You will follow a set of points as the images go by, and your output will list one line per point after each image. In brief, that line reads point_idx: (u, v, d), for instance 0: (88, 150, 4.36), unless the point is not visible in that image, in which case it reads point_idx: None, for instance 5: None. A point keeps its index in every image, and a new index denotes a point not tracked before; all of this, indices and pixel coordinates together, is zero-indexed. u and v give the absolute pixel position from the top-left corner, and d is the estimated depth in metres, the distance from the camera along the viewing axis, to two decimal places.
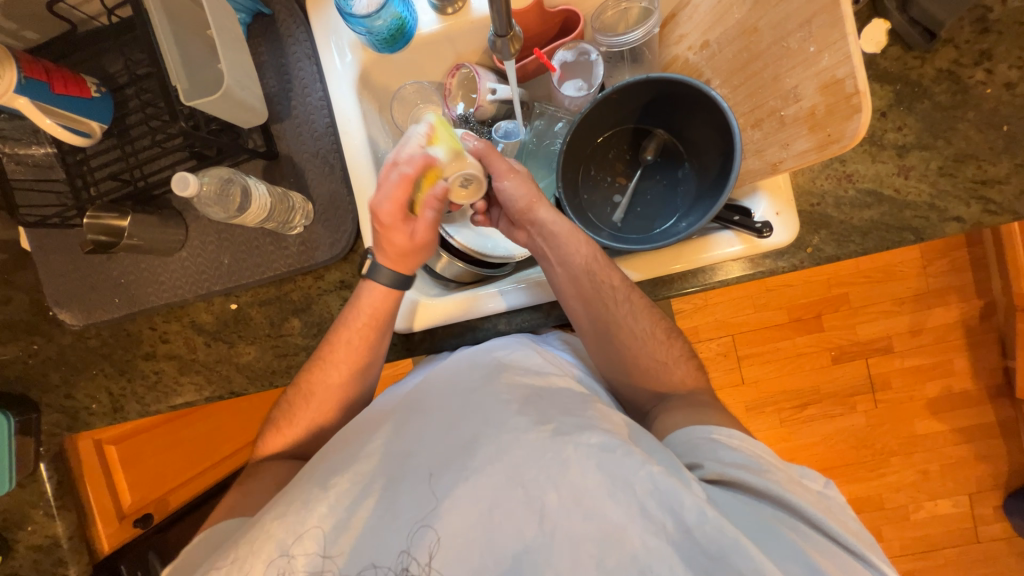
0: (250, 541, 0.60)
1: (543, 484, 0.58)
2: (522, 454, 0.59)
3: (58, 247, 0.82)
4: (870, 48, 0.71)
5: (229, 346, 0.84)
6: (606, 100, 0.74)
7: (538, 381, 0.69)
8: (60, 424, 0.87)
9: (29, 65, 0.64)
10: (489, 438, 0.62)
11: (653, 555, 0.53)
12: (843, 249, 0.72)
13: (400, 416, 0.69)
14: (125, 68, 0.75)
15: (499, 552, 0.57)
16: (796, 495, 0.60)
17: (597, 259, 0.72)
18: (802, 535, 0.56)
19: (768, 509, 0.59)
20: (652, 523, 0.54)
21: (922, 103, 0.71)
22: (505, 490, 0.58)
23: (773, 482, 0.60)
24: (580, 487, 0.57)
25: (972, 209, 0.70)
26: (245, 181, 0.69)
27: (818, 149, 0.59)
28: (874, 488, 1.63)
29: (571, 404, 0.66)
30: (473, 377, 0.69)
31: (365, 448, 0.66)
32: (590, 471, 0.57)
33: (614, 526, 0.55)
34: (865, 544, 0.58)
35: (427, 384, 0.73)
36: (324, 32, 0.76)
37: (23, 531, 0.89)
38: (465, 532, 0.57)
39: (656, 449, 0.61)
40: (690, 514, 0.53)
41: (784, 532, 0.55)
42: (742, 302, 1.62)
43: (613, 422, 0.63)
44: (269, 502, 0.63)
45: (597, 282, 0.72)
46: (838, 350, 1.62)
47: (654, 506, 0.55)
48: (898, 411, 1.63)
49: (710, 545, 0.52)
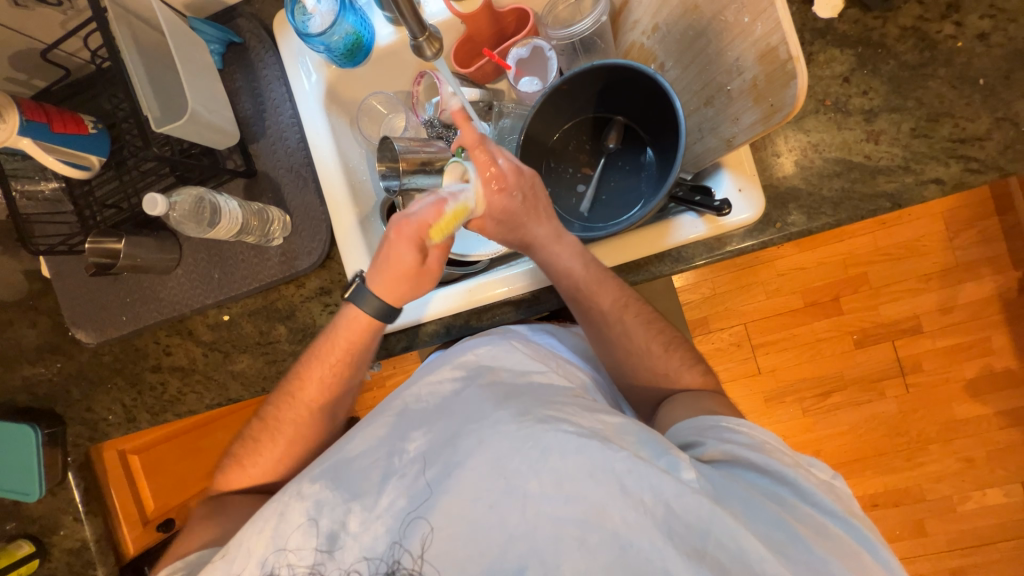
0: (240, 548, 0.61)
1: (525, 473, 0.56)
2: (502, 445, 0.58)
3: (71, 272, 0.90)
4: (826, 13, 0.69)
5: (225, 355, 0.89)
6: (558, 92, 0.75)
7: (518, 377, 0.67)
8: (82, 435, 0.94)
9: (30, 109, 0.71)
10: (470, 430, 0.61)
11: (634, 531, 0.52)
12: (815, 221, 0.70)
13: (384, 413, 0.68)
14: (117, 104, 0.82)
15: (484, 541, 0.55)
16: (797, 474, 0.57)
17: (599, 288, 0.71)
18: (790, 509, 0.55)
19: (760, 482, 0.57)
20: (631, 499, 0.53)
21: (887, 64, 0.68)
22: (487, 482, 0.57)
23: (777, 461, 0.58)
24: (561, 472, 0.55)
25: (951, 169, 0.66)
26: (216, 199, 0.74)
27: (764, 119, 0.58)
28: (912, 478, 1.53)
29: (552, 396, 0.64)
30: (455, 378, 0.69)
31: (347, 448, 0.65)
32: (570, 453, 0.56)
33: (595, 506, 0.54)
34: (864, 520, 0.56)
35: (406, 387, 0.71)
36: (290, 55, 0.81)
37: (57, 536, 0.97)
38: (454, 522, 0.56)
39: (637, 430, 0.60)
40: (669, 489, 0.53)
41: (770, 506, 0.54)
42: (751, 288, 1.56)
43: (594, 413, 0.61)
44: (249, 518, 0.62)
45: (590, 308, 0.72)
46: (860, 333, 1.54)
47: (634, 483, 0.54)
48: (931, 395, 1.52)
49: (690, 518, 0.52)
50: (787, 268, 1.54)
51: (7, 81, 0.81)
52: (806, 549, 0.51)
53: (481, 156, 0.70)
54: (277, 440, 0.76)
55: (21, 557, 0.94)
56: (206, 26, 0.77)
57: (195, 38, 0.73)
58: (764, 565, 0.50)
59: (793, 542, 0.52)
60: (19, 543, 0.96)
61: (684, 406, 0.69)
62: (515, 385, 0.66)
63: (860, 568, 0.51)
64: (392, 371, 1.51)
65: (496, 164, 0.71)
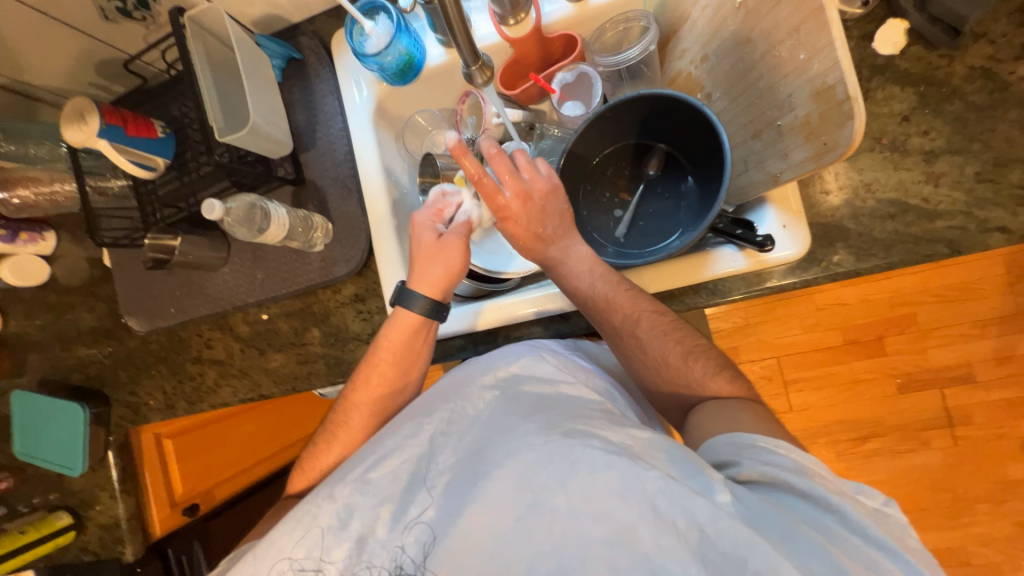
0: (267, 556, 0.60)
1: (552, 488, 0.55)
2: (531, 458, 0.57)
3: (130, 262, 0.96)
4: (887, 49, 0.67)
5: (261, 353, 0.92)
6: (601, 118, 0.75)
7: (545, 388, 0.67)
8: (125, 417, 1.01)
9: (109, 113, 0.77)
10: (498, 444, 0.61)
11: (666, 555, 0.50)
12: (864, 263, 0.67)
13: (415, 417, 0.68)
14: (184, 111, 0.88)
15: (510, 559, 0.54)
16: (842, 501, 0.52)
17: (614, 297, 0.70)
18: (835, 540, 0.50)
19: (801, 508, 0.52)
20: (662, 521, 0.51)
21: (952, 104, 0.65)
22: (513, 496, 0.56)
23: (820, 486, 0.53)
24: (591, 489, 0.54)
25: (1019, 218, 0.62)
26: (267, 205, 0.78)
27: (816, 157, 0.57)
28: (958, 539, 1.41)
29: (581, 410, 0.63)
30: (475, 386, 0.68)
31: (377, 450, 0.65)
32: (600, 471, 0.54)
33: (624, 526, 0.52)
34: (931, 569, 0.50)
35: (432, 392, 0.72)
36: (346, 71, 0.85)
37: (94, 510, 1.03)
38: (479, 538, 0.56)
39: (668, 448, 0.57)
40: (703, 513, 0.50)
41: (813, 535, 0.49)
42: (788, 322, 1.49)
43: (621, 433, 0.59)
44: (278, 521, 0.63)
45: (608, 320, 0.70)
46: (905, 377, 1.45)
47: (666, 505, 0.51)
48: (984, 451, 1.41)
49: (727, 545, 0.49)
50: (828, 304, 1.47)
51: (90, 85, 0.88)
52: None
53: (486, 185, 0.72)
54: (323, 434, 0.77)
55: (61, 527, 1.00)
56: (270, 42, 0.82)
57: (260, 54, 0.78)
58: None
59: None
60: (59, 514, 1.01)
61: (717, 419, 0.64)
62: (541, 399, 0.65)
63: None
64: None
65: (502, 195, 0.72)
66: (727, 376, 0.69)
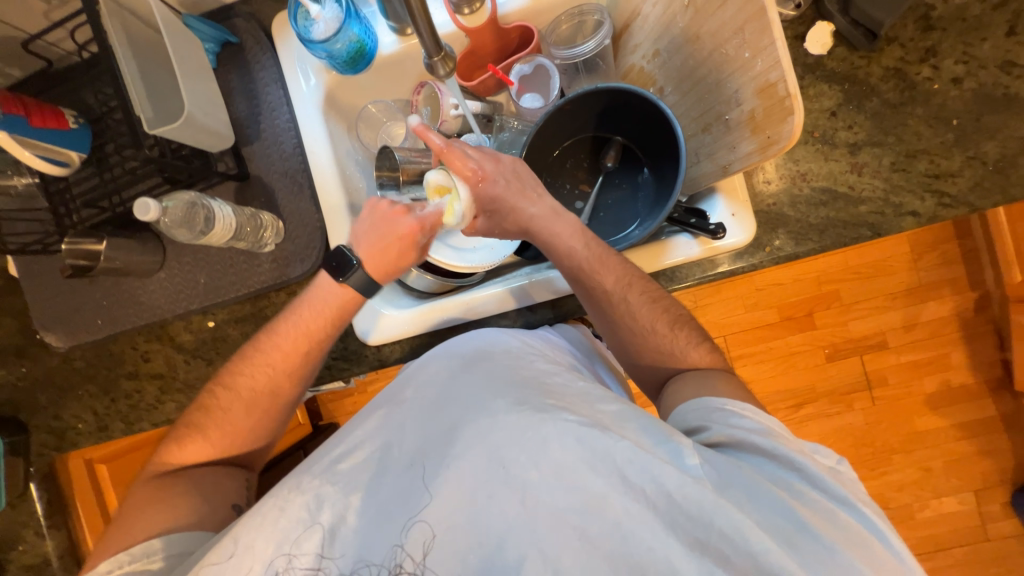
0: (233, 555, 0.57)
1: (524, 463, 0.56)
2: (503, 435, 0.57)
3: (42, 271, 0.85)
4: (816, 49, 0.72)
5: (209, 363, 0.86)
6: (561, 111, 0.76)
7: (515, 363, 0.67)
8: (47, 444, 0.89)
9: (6, 101, 0.67)
10: (469, 424, 0.60)
11: (634, 521, 0.52)
12: (802, 247, 0.73)
13: (385, 404, 0.68)
14: (100, 100, 0.79)
15: (485, 534, 0.55)
16: (803, 458, 0.57)
17: (604, 260, 0.71)
18: (797, 497, 0.54)
19: (766, 468, 0.57)
20: (632, 490, 0.54)
21: (871, 101, 0.72)
22: (486, 472, 0.56)
23: (782, 445, 0.58)
24: (562, 463, 0.55)
25: (926, 203, 0.71)
26: (209, 205, 0.71)
27: (761, 150, 0.61)
28: (877, 487, 1.61)
29: (551, 382, 0.64)
30: (449, 368, 0.68)
31: (345, 442, 0.64)
32: (570, 444, 0.56)
33: (595, 496, 0.54)
34: (886, 525, 0.54)
35: (407, 377, 0.71)
36: (290, 59, 0.79)
37: (16, 551, 0.93)
38: (451, 517, 0.56)
39: (637, 418, 0.59)
40: (671, 480, 0.53)
41: (777, 493, 0.53)
42: (733, 303, 1.61)
43: (593, 405, 0.61)
44: (243, 514, 0.59)
45: (598, 284, 0.70)
46: (831, 347, 1.61)
47: (634, 474, 0.54)
48: (896, 408, 1.60)
49: (692, 508, 0.52)
50: (765, 284, 1.60)
51: None
52: (812, 539, 0.51)
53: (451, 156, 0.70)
54: (240, 416, 0.70)
55: None
56: (201, 24, 0.75)
57: (191, 38, 0.71)
58: (770, 557, 0.49)
59: (799, 531, 0.51)
60: None
61: (693, 385, 0.67)
62: (512, 373, 0.65)
63: (866, 557, 0.51)
64: (376, 376, 1.50)
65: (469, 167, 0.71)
66: None
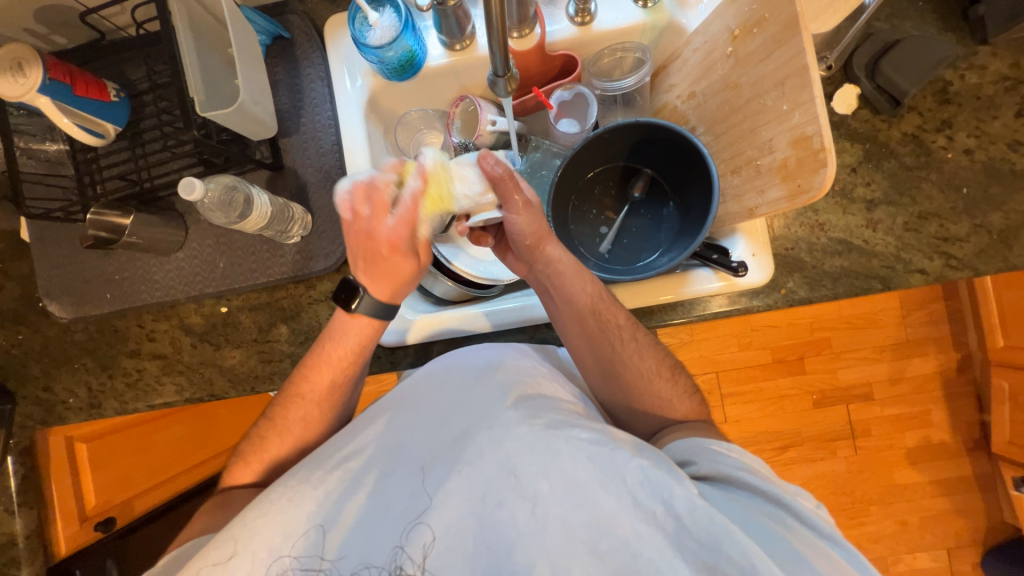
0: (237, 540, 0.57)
1: (535, 474, 0.56)
2: (515, 447, 0.57)
3: (56, 239, 0.84)
4: (841, 109, 0.77)
5: (216, 349, 0.84)
6: (597, 140, 0.79)
7: (529, 381, 0.66)
8: (33, 416, 0.86)
9: (55, 68, 0.67)
10: (480, 435, 0.60)
11: (643, 540, 0.52)
12: (815, 292, 0.76)
13: (392, 407, 0.68)
14: (146, 77, 0.80)
15: (492, 541, 0.55)
16: (790, 496, 0.59)
17: (605, 299, 0.71)
18: (791, 531, 0.55)
19: (757, 503, 0.58)
20: (642, 511, 0.53)
21: (889, 162, 0.76)
22: (497, 480, 0.57)
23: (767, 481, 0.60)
24: (572, 478, 0.55)
25: (934, 262, 0.74)
26: (248, 189, 0.72)
27: (790, 197, 0.63)
28: (855, 536, 1.62)
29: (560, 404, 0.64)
30: (459, 376, 0.68)
31: (354, 440, 0.65)
32: (582, 462, 0.55)
33: (605, 513, 0.53)
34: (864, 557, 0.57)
35: (413, 380, 0.70)
36: (338, 59, 0.81)
37: None
38: (459, 521, 0.56)
39: (645, 444, 0.60)
40: (680, 504, 0.53)
41: (772, 526, 0.55)
42: (729, 340, 1.64)
43: (603, 424, 0.62)
44: (247, 505, 0.59)
45: (612, 319, 0.71)
46: (820, 394, 1.64)
47: (645, 496, 0.54)
48: (879, 459, 1.63)
49: (700, 532, 0.52)
50: (760, 325, 1.64)
51: (25, 32, 0.77)
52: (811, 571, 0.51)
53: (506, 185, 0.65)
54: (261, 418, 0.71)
55: None
56: (258, 16, 0.77)
57: (250, 28, 0.73)
58: None
59: (798, 562, 0.52)
60: None
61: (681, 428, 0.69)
62: (524, 388, 0.64)
63: None
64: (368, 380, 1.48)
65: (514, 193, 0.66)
66: (700, 395, 0.74)
